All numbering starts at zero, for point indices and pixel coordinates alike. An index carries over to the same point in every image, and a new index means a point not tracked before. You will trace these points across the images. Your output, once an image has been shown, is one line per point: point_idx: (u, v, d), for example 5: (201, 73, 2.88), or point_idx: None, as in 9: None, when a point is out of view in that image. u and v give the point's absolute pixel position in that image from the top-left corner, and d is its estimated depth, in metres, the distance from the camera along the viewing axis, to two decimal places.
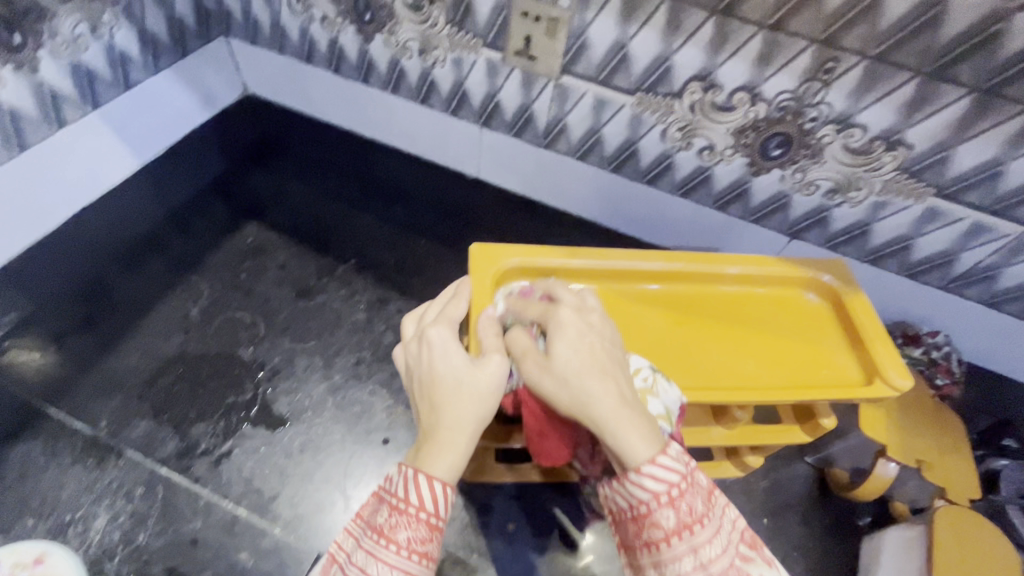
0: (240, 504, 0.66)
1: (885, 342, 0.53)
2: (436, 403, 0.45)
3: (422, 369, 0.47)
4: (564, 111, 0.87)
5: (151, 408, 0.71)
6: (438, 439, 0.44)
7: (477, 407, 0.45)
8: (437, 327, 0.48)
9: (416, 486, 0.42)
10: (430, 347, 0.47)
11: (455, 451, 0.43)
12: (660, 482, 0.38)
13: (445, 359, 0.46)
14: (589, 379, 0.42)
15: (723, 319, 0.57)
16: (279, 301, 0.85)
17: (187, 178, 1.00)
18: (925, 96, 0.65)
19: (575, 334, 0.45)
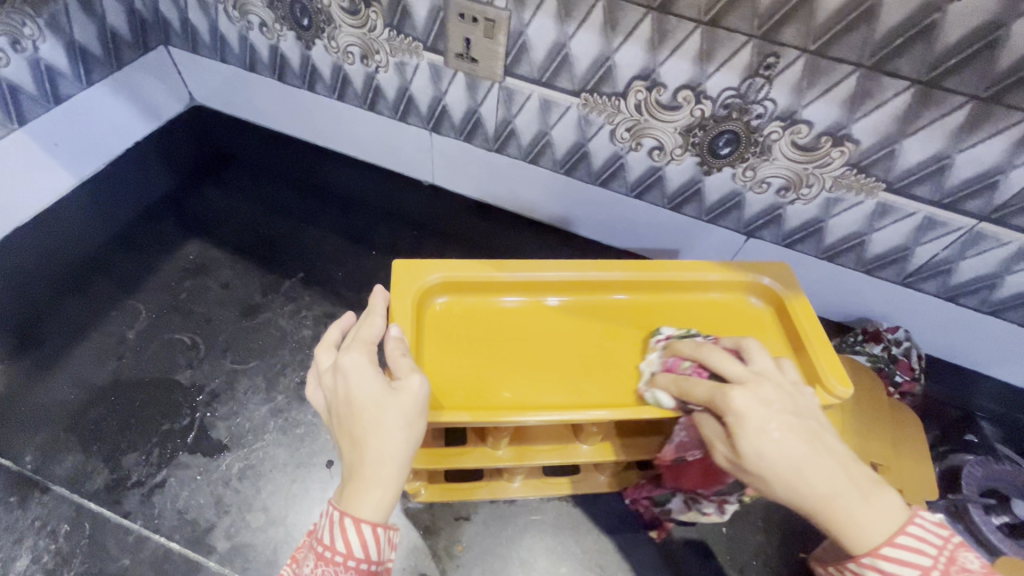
0: (173, 538, 0.63)
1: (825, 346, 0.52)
2: (356, 437, 0.42)
3: (340, 402, 0.44)
4: (511, 115, 0.84)
5: (80, 440, 0.68)
6: (362, 475, 0.41)
7: (400, 434, 0.42)
8: (351, 353, 0.44)
9: (341, 531, 0.40)
10: (344, 376, 0.44)
11: (379, 487, 0.40)
12: (912, 570, 0.38)
13: (361, 389, 0.43)
14: (803, 471, 0.40)
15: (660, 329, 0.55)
16: (221, 320, 0.81)
17: (129, 195, 0.96)
18: (866, 90, 0.63)
19: (763, 422, 0.41)
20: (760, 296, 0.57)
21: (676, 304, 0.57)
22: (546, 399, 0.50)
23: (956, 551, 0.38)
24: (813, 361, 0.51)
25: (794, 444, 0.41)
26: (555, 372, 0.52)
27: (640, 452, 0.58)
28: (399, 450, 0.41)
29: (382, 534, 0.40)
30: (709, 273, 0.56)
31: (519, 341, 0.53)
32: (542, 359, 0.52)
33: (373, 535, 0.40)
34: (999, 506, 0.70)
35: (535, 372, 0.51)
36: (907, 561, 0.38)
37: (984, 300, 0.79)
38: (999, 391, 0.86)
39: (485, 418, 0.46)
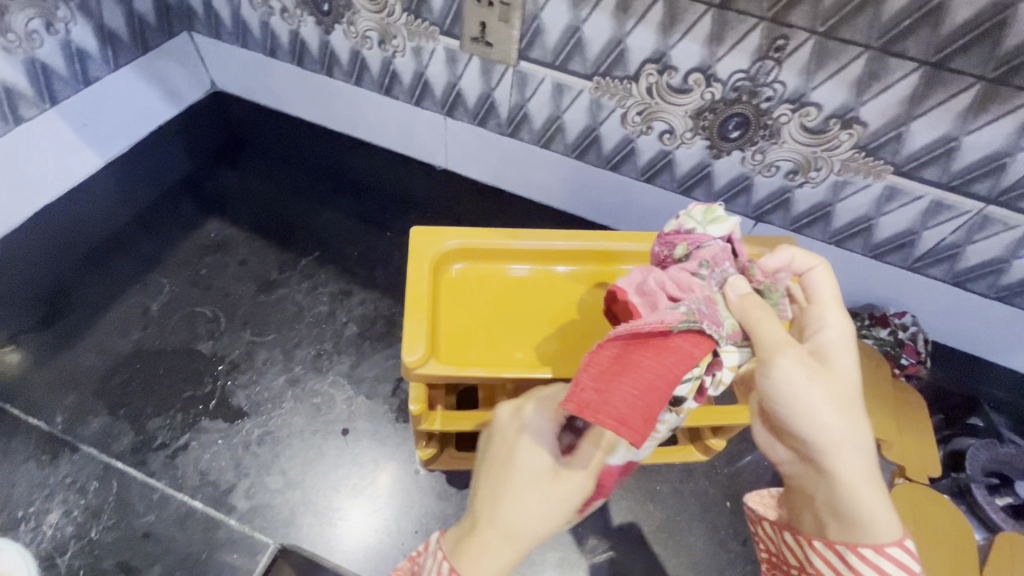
0: (195, 497, 0.65)
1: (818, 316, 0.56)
2: (495, 497, 0.46)
3: (498, 461, 0.48)
4: (524, 98, 0.86)
5: (107, 404, 0.71)
6: (485, 537, 0.45)
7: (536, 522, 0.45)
8: (538, 411, 0.48)
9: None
10: (532, 433, 0.48)
11: (494, 557, 0.44)
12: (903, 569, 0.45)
13: (529, 458, 0.47)
14: (855, 413, 0.47)
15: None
16: (241, 295, 0.84)
17: (153, 176, 0.99)
18: (874, 72, 0.64)
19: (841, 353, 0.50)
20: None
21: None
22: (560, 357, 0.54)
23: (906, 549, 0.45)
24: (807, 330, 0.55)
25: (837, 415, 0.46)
26: (561, 335, 0.55)
27: None
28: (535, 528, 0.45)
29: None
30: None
31: (528, 306, 0.57)
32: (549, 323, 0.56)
33: None
34: (1003, 486, 0.71)
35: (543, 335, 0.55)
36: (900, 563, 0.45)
37: (991, 285, 0.79)
38: (1006, 377, 0.86)
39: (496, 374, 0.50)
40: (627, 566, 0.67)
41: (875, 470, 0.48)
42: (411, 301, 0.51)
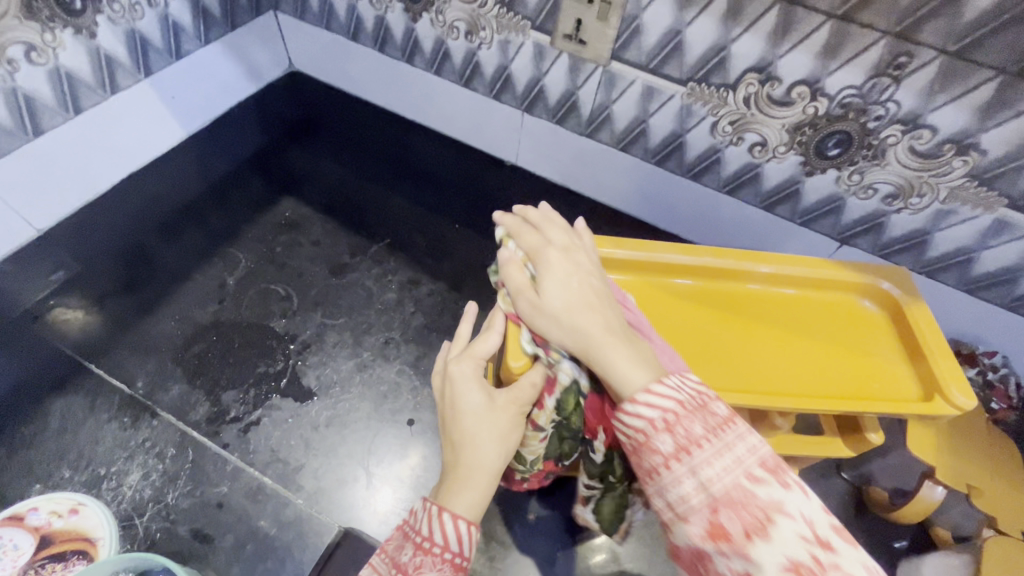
0: (265, 473, 0.66)
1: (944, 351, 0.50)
2: (455, 441, 0.45)
3: (444, 406, 0.47)
4: (610, 99, 0.84)
5: (185, 373, 0.73)
6: (458, 475, 0.44)
7: (496, 451, 0.45)
8: (462, 363, 0.47)
9: (440, 523, 0.42)
10: (454, 381, 0.46)
11: (471, 489, 0.43)
12: (668, 402, 0.35)
13: (467, 402, 0.45)
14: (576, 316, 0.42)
15: (769, 321, 0.53)
16: (313, 275, 0.85)
17: (230, 151, 1.01)
18: (1005, 98, 0.60)
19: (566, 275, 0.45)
20: (875, 300, 0.55)
21: (787, 296, 0.55)
22: None
23: (710, 398, 0.36)
24: (932, 368, 0.49)
25: (587, 294, 0.44)
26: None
27: None
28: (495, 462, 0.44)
29: (474, 532, 0.42)
30: (827, 270, 0.54)
31: None
32: None
33: (468, 533, 0.42)
34: None
35: None
36: (660, 401, 0.35)
37: None
38: None
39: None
40: None
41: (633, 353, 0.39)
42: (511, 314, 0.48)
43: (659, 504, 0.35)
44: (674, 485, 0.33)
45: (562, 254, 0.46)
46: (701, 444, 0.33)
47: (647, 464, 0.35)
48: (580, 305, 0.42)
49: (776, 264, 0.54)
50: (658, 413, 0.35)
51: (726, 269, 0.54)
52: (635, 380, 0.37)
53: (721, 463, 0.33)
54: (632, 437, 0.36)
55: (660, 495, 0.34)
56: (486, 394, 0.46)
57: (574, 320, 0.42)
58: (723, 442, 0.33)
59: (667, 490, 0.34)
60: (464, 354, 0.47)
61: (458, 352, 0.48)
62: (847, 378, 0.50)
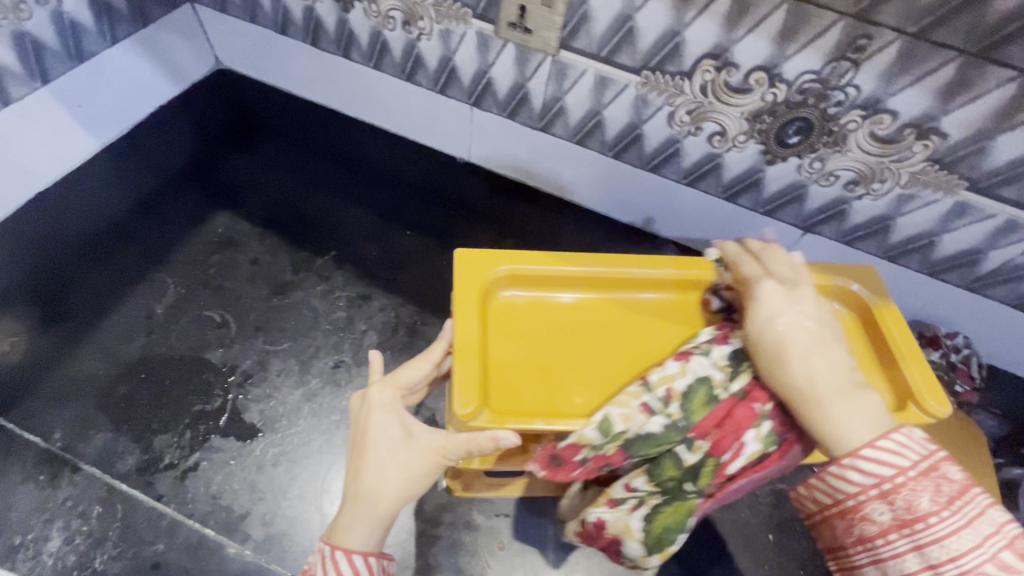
0: (207, 524, 0.61)
1: (910, 352, 0.50)
2: (355, 476, 0.46)
3: (355, 436, 0.48)
4: (562, 91, 0.79)
5: (110, 419, 0.65)
6: (354, 512, 0.45)
7: (397, 484, 0.45)
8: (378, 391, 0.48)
9: (334, 563, 0.44)
10: (367, 411, 0.47)
11: (364, 526, 0.44)
12: (889, 469, 0.38)
13: (379, 435, 0.46)
14: (813, 356, 0.43)
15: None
16: (252, 297, 0.78)
17: (153, 162, 0.92)
18: (965, 80, 0.58)
19: (778, 316, 0.45)
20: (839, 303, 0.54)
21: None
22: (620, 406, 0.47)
23: (937, 461, 0.38)
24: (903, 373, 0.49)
25: (807, 338, 0.44)
26: (624, 377, 0.49)
27: None
28: (392, 497, 0.45)
29: (372, 562, 0.45)
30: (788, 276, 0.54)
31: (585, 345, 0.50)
32: (609, 362, 0.50)
33: (364, 563, 0.45)
34: None
35: (601, 374, 0.49)
36: (887, 460, 0.39)
37: None
38: None
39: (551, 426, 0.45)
40: None
41: (864, 400, 0.41)
42: (459, 354, 0.45)
43: (870, 561, 0.41)
44: (892, 553, 0.39)
45: (784, 291, 0.46)
46: (920, 519, 0.38)
47: (858, 528, 0.41)
48: (801, 350, 0.43)
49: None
50: (873, 481, 0.39)
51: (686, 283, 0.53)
52: (851, 434, 0.40)
53: (960, 533, 0.37)
54: (835, 497, 0.41)
55: (874, 558, 0.40)
56: (404, 429, 0.47)
57: (780, 376, 0.43)
58: (958, 513, 0.37)
59: (883, 552, 0.40)
60: (388, 380, 0.49)
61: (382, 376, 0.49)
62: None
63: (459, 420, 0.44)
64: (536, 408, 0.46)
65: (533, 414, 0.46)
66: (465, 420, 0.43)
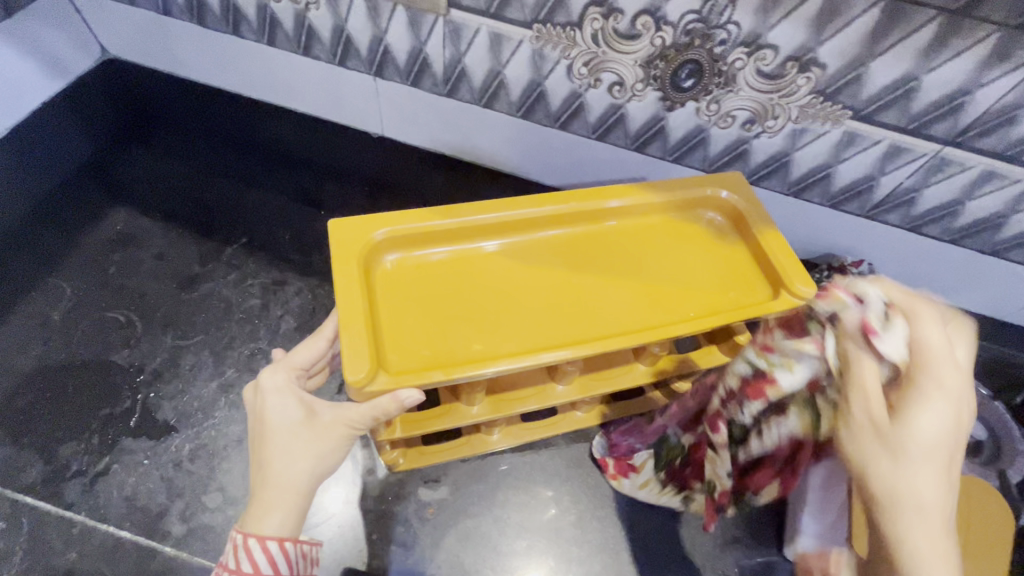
0: (123, 526, 0.59)
1: (777, 240, 0.52)
2: (260, 458, 0.39)
3: (253, 421, 0.41)
4: (460, 53, 0.77)
5: (8, 432, 0.62)
6: (263, 496, 0.38)
7: (310, 458, 0.40)
8: (271, 372, 0.43)
9: (247, 552, 0.37)
10: (261, 393, 0.42)
11: (279, 506, 0.38)
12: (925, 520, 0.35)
13: (278, 418, 0.41)
14: (931, 458, 0.36)
15: (623, 264, 0.51)
16: (157, 294, 0.75)
17: (41, 162, 0.88)
18: (833, 7, 0.59)
19: (940, 392, 0.37)
20: (716, 210, 0.55)
21: (636, 229, 0.53)
22: (524, 349, 0.45)
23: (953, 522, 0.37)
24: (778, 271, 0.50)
25: (952, 430, 0.37)
26: (526, 322, 0.46)
27: (618, 383, 0.57)
28: (307, 471, 0.39)
29: (291, 550, 0.38)
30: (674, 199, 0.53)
31: (479, 294, 0.47)
32: (508, 307, 0.47)
33: (283, 550, 0.38)
34: None
35: (501, 319, 0.46)
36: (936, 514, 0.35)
37: (945, 229, 0.78)
38: (957, 316, 0.87)
39: (454, 374, 0.41)
40: (594, 551, 0.65)
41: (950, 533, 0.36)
42: (344, 324, 0.40)
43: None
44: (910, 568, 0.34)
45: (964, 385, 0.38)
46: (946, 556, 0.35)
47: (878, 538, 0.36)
48: (922, 402, 0.37)
49: (614, 198, 0.52)
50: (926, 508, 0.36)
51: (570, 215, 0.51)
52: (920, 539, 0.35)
53: None
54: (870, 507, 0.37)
55: None
56: (306, 409, 0.42)
57: (897, 424, 0.37)
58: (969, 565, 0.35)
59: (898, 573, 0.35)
60: (279, 364, 0.44)
61: (270, 362, 0.44)
62: (700, 298, 0.50)
63: (353, 391, 0.39)
64: (435, 363, 0.42)
65: (433, 368, 0.42)
66: (360, 385, 0.38)
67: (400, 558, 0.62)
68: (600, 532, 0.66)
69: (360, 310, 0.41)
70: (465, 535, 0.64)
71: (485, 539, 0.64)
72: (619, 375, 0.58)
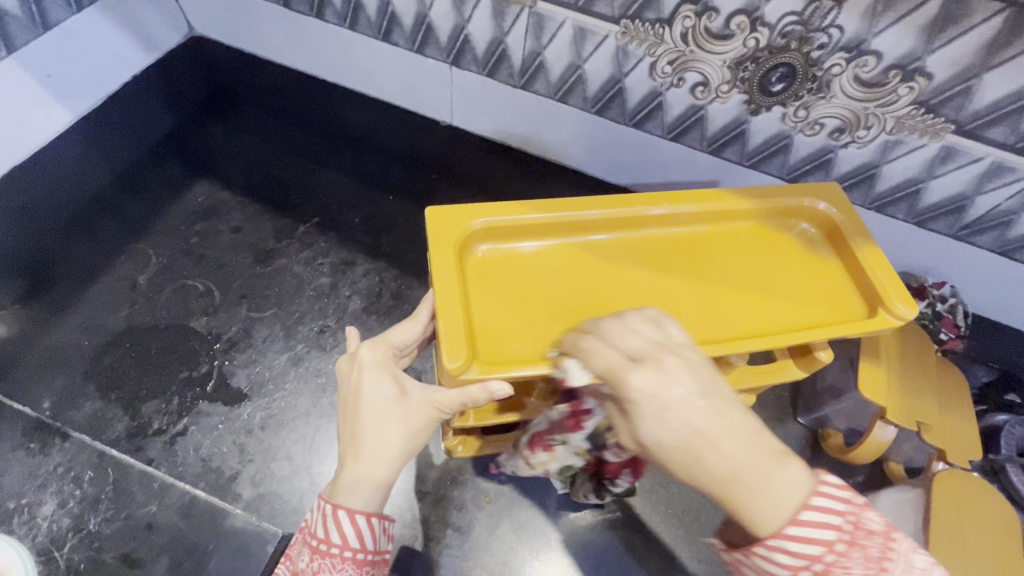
0: (198, 486, 0.62)
1: (876, 258, 0.49)
2: (353, 433, 0.40)
3: (348, 393, 0.41)
4: (540, 45, 0.77)
5: (98, 387, 0.66)
6: (353, 470, 0.39)
7: (402, 440, 0.39)
8: (369, 346, 0.42)
9: (337, 524, 0.38)
10: (360, 367, 0.41)
11: (368, 485, 0.38)
12: (817, 547, 0.31)
13: (374, 393, 0.40)
14: (708, 449, 0.33)
15: (709, 270, 0.50)
16: (235, 266, 0.78)
17: (132, 134, 0.91)
18: (950, 15, 0.56)
19: (670, 402, 0.34)
20: (812, 221, 0.53)
21: (725, 234, 0.52)
22: None
23: (861, 513, 0.33)
24: (872, 284, 0.48)
25: (705, 417, 0.34)
26: None
27: None
28: (396, 454, 0.39)
29: (376, 524, 0.39)
30: (765, 204, 0.51)
31: (565, 290, 0.47)
32: (592, 304, 0.47)
33: (368, 524, 0.39)
34: None
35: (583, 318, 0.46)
36: (816, 536, 0.32)
37: None
38: None
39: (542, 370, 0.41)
40: (647, 556, 0.64)
41: (764, 455, 0.33)
42: (440, 312, 0.41)
43: None
44: None
45: (651, 371, 0.35)
46: (887, 568, 0.32)
47: None
48: (705, 439, 0.33)
49: (708, 202, 0.51)
50: (803, 562, 0.32)
51: (658, 216, 0.50)
52: (774, 515, 0.32)
53: None
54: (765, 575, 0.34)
55: None
56: (400, 387, 0.41)
57: (692, 481, 0.33)
58: None
59: None
60: (377, 340, 0.43)
61: (369, 336, 0.43)
62: (786, 309, 0.48)
63: (447, 378, 0.39)
64: (521, 357, 0.42)
65: (519, 363, 0.42)
66: (457, 374, 0.39)
67: (455, 544, 0.63)
68: (654, 537, 0.65)
69: (457, 300, 0.41)
70: (518, 526, 0.65)
71: (539, 531, 0.65)
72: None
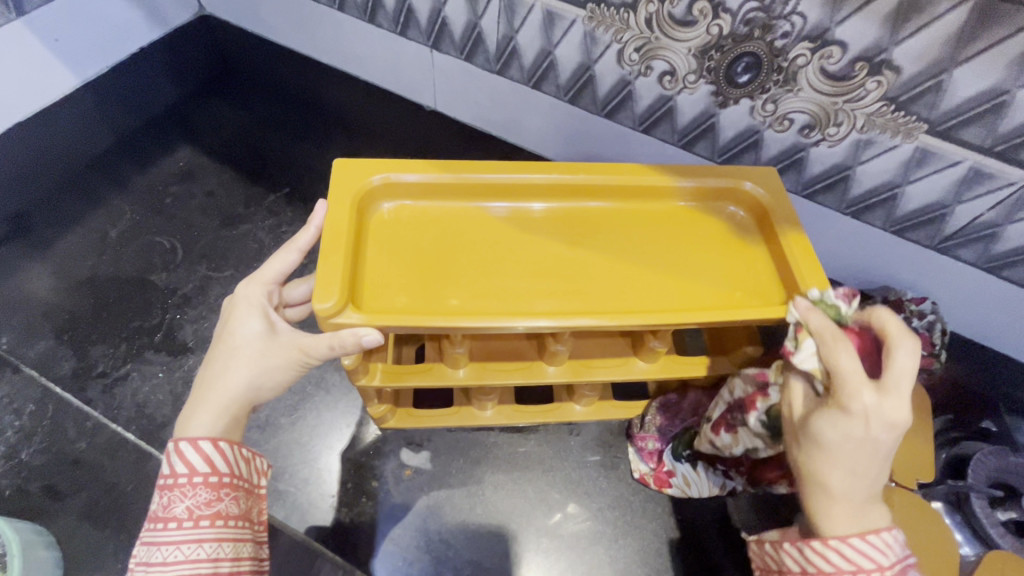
0: (129, 428, 0.63)
1: (800, 243, 0.47)
2: (210, 366, 0.42)
3: (216, 331, 0.44)
4: (514, 29, 0.77)
5: (52, 328, 0.69)
6: (203, 398, 0.41)
7: (254, 372, 0.42)
8: (246, 287, 0.45)
9: (180, 455, 0.38)
10: (230, 305, 0.45)
11: (209, 413, 0.41)
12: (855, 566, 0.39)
13: (238, 326, 0.43)
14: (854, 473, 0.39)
15: (624, 243, 0.49)
16: (202, 228, 0.81)
17: (136, 100, 0.94)
18: (913, 3, 0.53)
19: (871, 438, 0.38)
20: (742, 203, 0.52)
21: (650, 210, 0.51)
22: (501, 309, 0.44)
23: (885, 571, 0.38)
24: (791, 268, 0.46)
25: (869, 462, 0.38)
26: (513, 287, 0.45)
27: (606, 372, 0.54)
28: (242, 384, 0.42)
29: (226, 448, 0.40)
30: (691, 179, 0.50)
31: (469, 253, 0.47)
32: (497, 268, 0.46)
33: (217, 449, 0.39)
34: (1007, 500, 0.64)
35: (484, 280, 0.45)
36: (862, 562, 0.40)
37: None
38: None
39: (421, 321, 0.40)
40: (563, 544, 0.63)
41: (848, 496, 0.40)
42: (322, 255, 0.41)
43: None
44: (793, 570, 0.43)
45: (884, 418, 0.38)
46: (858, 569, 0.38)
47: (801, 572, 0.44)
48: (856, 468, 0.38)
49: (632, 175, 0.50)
50: None
51: (576, 187, 0.49)
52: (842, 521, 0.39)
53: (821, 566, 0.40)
54: None
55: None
56: (267, 324, 0.44)
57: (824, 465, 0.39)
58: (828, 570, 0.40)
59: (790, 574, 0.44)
60: (254, 278, 0.46)
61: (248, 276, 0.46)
62: (700, 287, 0.47)
63: (320, 319, 0.39)
64: (406, 310, 0.42)
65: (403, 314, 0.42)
66: (325, 314, 0.39)
67: (368, 512, 0.63)
68: (574, 529, 0.63)
69: (343, 246, 0.42)
70: (434, 503, 0.64)
71: (456, 509, 0.64)
72: (616, 366, 0.55)
